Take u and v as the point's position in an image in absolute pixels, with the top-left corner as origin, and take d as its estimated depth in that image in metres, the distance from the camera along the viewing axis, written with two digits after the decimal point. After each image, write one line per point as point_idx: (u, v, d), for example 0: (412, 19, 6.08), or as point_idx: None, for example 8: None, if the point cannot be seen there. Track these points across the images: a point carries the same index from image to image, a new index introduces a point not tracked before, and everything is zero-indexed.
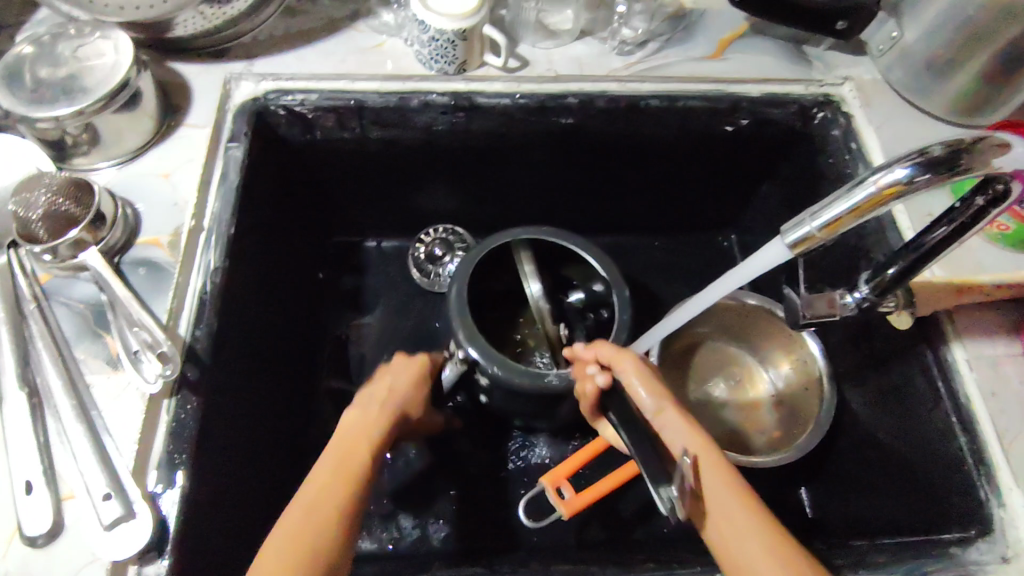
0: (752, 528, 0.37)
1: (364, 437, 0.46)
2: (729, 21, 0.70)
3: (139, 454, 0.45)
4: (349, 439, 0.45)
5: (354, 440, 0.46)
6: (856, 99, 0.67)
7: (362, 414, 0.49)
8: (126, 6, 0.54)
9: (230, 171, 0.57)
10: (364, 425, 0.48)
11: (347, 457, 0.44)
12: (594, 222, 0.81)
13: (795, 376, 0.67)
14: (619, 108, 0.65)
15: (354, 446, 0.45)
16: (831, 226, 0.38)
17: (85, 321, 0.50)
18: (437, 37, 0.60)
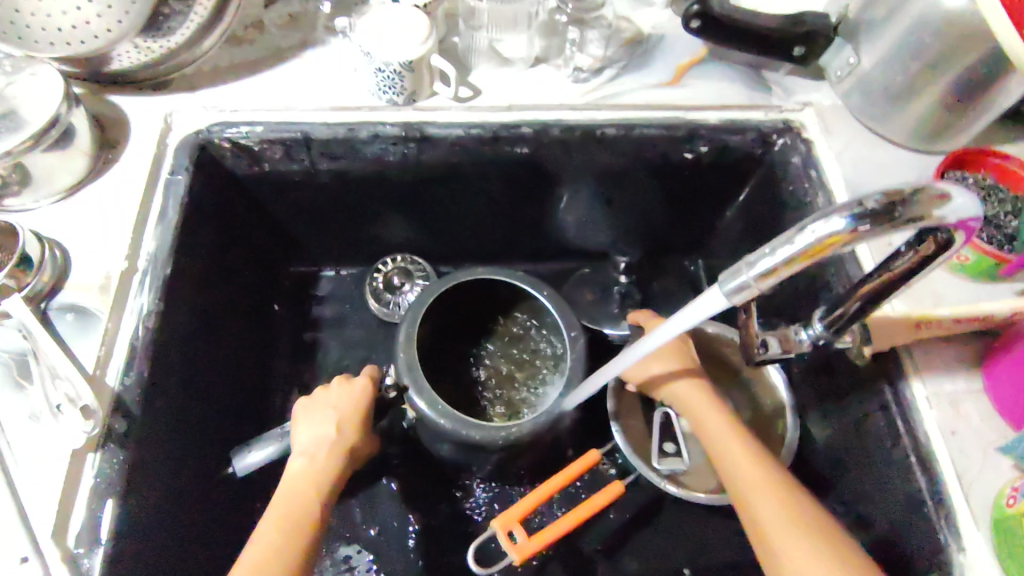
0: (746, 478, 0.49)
1: (309, 491, 0.51)
2: (687, 46, 0.69)
3: (59, 514, 0.43)
4: (293, 494, 0.51)
5: (298, 494, 0.51)
6: (817, 125, 0.66)
7: (310, 456, 0.54)
8: (57, 41, 0.53)
9: (169, 208, 0.55)
10: (310, 469, 0.53)
11: (288, 516, 0.49)
12: (558, 248, 0.80)
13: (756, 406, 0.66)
14: (574, 137, 0.64)
15: (298, 501, 0.50)
16: (767, 276, 0.36)
17: (9, 372, 0.48)
18: (383, 69, 0.58)
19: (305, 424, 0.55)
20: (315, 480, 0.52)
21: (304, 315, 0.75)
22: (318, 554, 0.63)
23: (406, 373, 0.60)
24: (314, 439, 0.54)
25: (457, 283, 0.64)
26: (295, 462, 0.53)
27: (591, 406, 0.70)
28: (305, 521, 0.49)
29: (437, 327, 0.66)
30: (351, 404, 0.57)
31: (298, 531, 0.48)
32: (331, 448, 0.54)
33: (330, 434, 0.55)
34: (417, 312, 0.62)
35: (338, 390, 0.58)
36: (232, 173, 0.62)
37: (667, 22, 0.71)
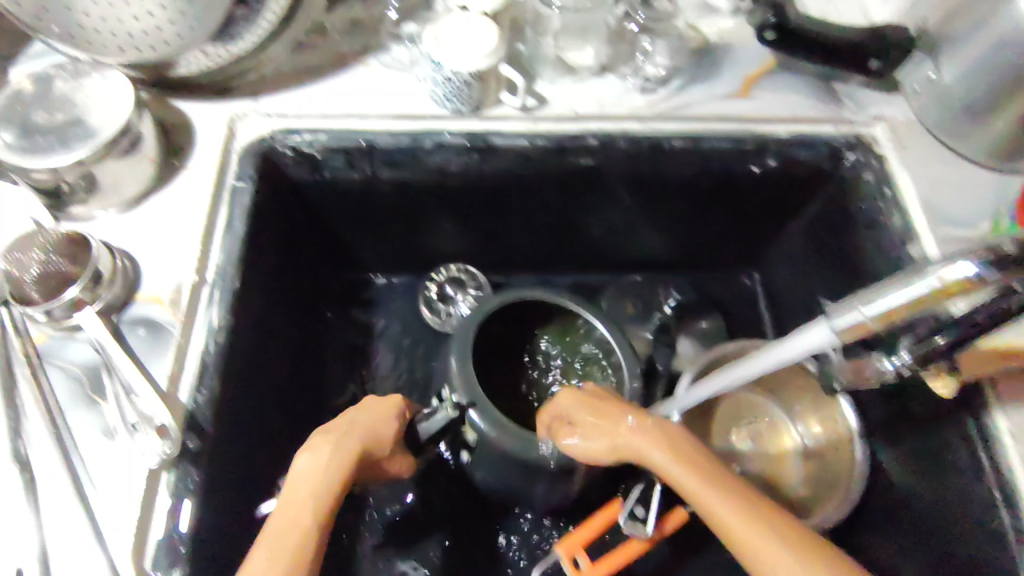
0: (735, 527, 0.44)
1: (313, 498, 0.46)
2: (757, 55, 0.67)
3: (136, 536, 0.43)
4: (293, 501, 0.46)
5: (297, 501, 0.46)
6: (889, 141, 0.64)
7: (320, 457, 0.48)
8: (126, 47, 0.51)
9: (235, 219, 0.54)
10: (314, 474, 0.47)
11: (288, 529, 0.44)
12: (611, 262, 0.78)
13: (824, 434, 0.65)
14: (641, 150, 0.62)
15: (300, 512, 0.45)
16: (886, 317, 0.35)
17: (80, 388, 0.47)
18: (452, 78, 0.57)
19: (322, 428, 0.51)
20: (318, 489, 0.47)
21: (355, 322, 0.74)
22: (375, 567, 0.63)
23: (464, 391, 0.56)
24: (325, 441, 0.49)
25: (501, 302, 0.61)
26: (300, 464, 0.48)
27: None
28: (301, 533, 0.44)
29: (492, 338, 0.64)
30: (380, 412, 0.53)
31: (294, 546, 0.43)
32: (343, 449, 0.49)
33: (347, 437, 0.50)
34: (467, 336, 0.59)
35: (368, 402, 0.54)
36: (292, 182, 0.60)
37: (735, 30, 0.69)
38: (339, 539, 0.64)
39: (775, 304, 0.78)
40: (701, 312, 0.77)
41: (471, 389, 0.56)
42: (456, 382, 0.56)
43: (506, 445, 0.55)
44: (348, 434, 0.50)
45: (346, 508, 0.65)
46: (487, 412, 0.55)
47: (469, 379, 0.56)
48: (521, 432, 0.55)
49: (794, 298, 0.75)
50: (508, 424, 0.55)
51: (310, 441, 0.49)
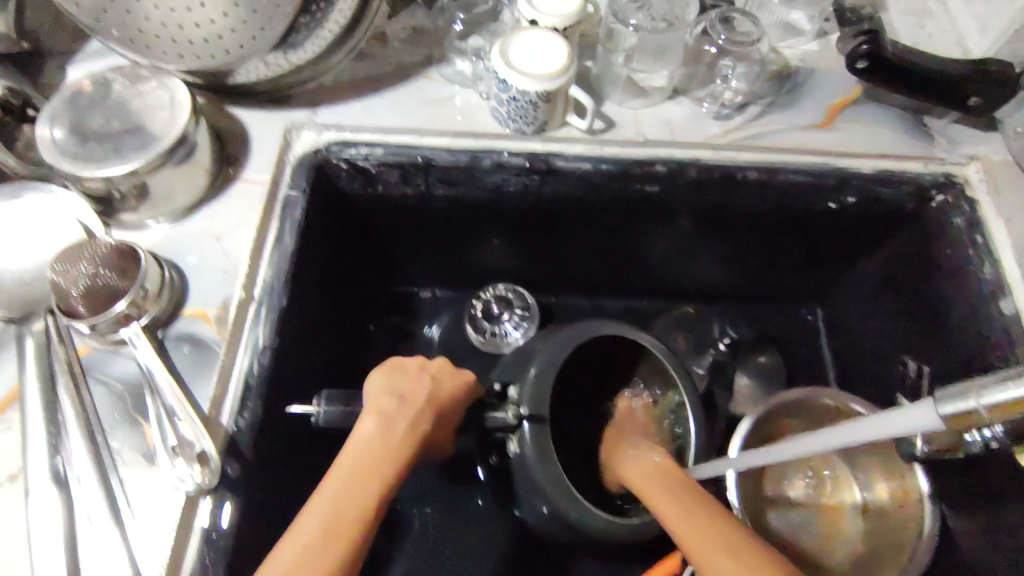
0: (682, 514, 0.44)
1: (372, 476, 0.41)
2: (840, 83, 0.63)
3: (170, 566, 0.41)
4: (354, 479, 0.40)
5: (355, 480, 0.40)
6: (984, 183, 0.59)
7: (384, 426, 0.44)
8: (186, 54, 0.49)
9: (286, 234, 0.52)
10: (382, 441, 0.43)
11: (344, 503, 0.39)
12: (666, 292, 0.74)
13: (887, 490, 0.60)
14: (712, 179, 0.58)
15: (359, 487, 0.40)
16: (998, 408, 0.32)
17: (123, 405, 0.46)
18: (518, 97, 0.54)
19: (391, 381, 0.47)
20: (385, 457, 0.42)
21: (398, 337, 0.72)
22: None
23: (531, 405, 0.54)
24: (398, 400, 0.46)
25: (584, 340, 0.58)
26: (366, 427, 0.44)
27: None
28: (355, 519, 0.38)
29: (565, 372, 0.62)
30: (454, 386, 0.51)
31: (346, 531, 0.38)
32: (418, 409, 0.47)
33: (420, 399, 0.47)
34: (549, 368, 0.57)
35: (443, 369, 0.50)
36: (343, 194, 0.58)
37: (817, 55, 0.64)
38: (369, 567, 0.61)
39: (839, 345, 0.73)
40: (760, 350, 0.72)
41: (537, 404, 0.55)
42: (526, 395, 0.55)
43: (538, 473, 0.53)
44: (421, 400, 0.47)
45: (379, 535, 0.62)
46: (538, 429, 0.54)
47: (540, 398, 0.55)
48: (556, 463, 0.53)
49: (861, 343, 0.69)
50: (549, 449, 0.54)
51: (381, 396, 0.46)
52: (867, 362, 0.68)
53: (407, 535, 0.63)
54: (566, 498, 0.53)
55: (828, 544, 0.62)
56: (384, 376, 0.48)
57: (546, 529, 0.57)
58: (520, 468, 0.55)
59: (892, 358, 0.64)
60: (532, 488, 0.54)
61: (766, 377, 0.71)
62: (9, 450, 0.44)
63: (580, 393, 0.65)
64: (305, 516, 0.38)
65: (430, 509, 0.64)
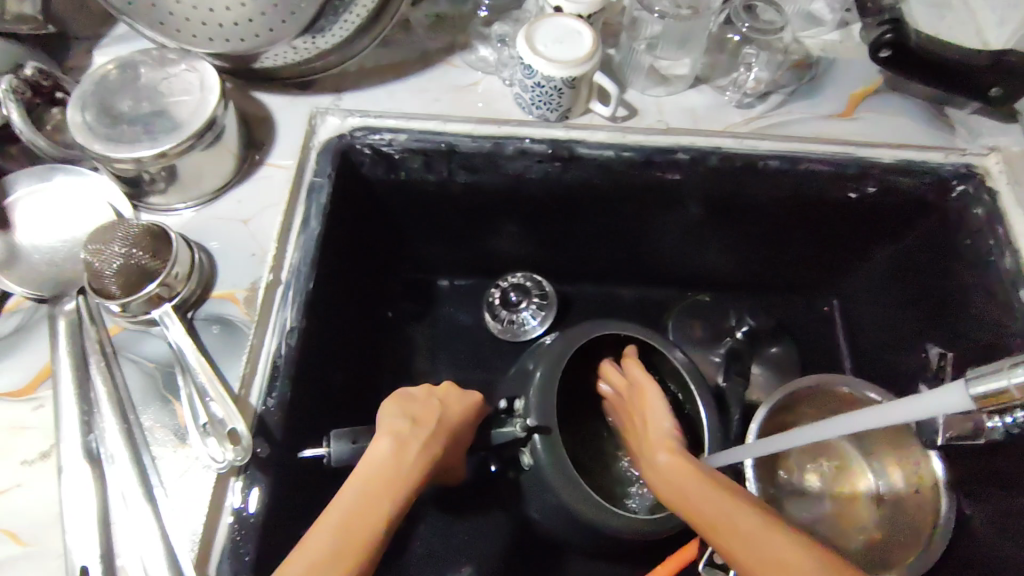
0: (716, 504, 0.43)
1: (383, 495, 0.40)
2: (862, 73, 0.63)
3: (203, 540, 0.42)
4: (362, 502, 0.39)
5: (368, 498, 0.40)
6: (1004, 174, 0.59)
7: (397, 450, 0.43)
8: (215, 38, 0.50)
9: (312, 218, 0.52)
10: (392, 464, 0.42)
11: (355, 522, 0.38)
12: (682, 281, 0.74)
13: (903, 478, 0.61)
14: (733, 168, 0.58)
15: (370, 505, 0.39)
16: None
17: (154, 384, 0.47)
18: (543, 84, 0.54)
19: (405, 406, 0.46)
20: (397, 481, 0.41)
21: (416, 322, 0.72)
22: None
23: (538, 415, 0.54)
24: (411, 422, 0.45)
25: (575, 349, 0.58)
26: (380, 447, 0.43)
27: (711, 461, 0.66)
28: (363, 542, 0.38)
29: (576, 366, 0.61)
30: (463, 409, 0.50)
31: (354, 552, 0.37)
32: (431, 432, 0.46)
33: (431, 424, 0.46)
34: (552, 375, 0.56)
35: (451, 392, 0.49)
36: (368, 181, 0.58)
37: (839, 45, 0.65)
38: (388, 551, 0.61)
39: (855, 336, 0.73)
40: (775, 340, 0.72)
41: (545, 416, 0.54)
42: (533, 406, 0.54)
43: (551, 476, 0.53)
44: (435, 422, 0.46)
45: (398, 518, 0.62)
46: (549, 441, 0.53)
47: (546, 407, 0.54)
48: (571, 468, 0.53)
49: (877, 334, 0.69)
50: (562, 456, 0.53)
51: (392, 418, 0.45)
52: (883, 353, 0.68)
53: (426, 518, 0.63)
54: (586, 494, 0.52)
55: (845, 531, 0.62)
56: (396, 403, 0.47)
57: (559, 528, 0.56)
58: (535, 476, 0.54)
59: (912, 349, 0.64)
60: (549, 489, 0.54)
61: (782, 368, 0.71)
62: (42, 426, 0.45)
63: (595, 389, 0.65)
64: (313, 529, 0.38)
65: (451, 494, 0.64)
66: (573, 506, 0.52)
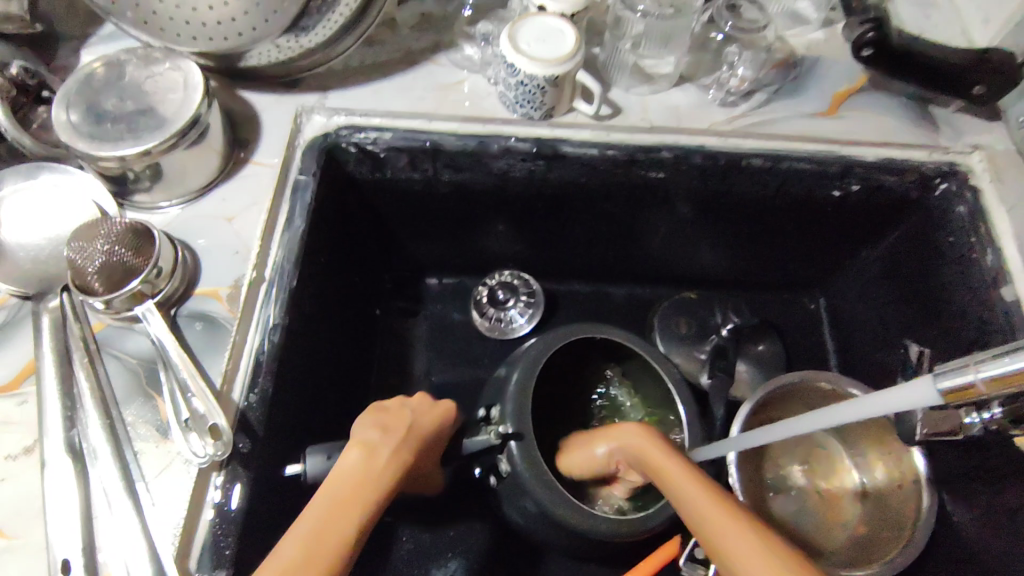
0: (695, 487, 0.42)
1: (354, 503, 0.40)
2: (846, 72, 0.64)
3: (183, 536, 0.42)
4: (333, 509, 0.39)
5: (337, 509, 0.39)
6: (987, 171, 0.59)
7: (366, 459, 0.43)
8: (199, 36, 0.50)
9: (296, 216, 0.52)
10: (361, 474, 0.42)
11: (325, 530, 0.38)
12: (669, 278, 0.75)
13: (886, 472, 0.61)
14: (717, 166, 0.58)
15: (338, 515, 0.39)
16: (996, 381, 0.32)
17: (137, 380, 0.47)
18: (526, 82, 0.54)
19: (375, 417, 0.47)
20: (366, 489, 0.41)
21: (405, 320, 0.72)
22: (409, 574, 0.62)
23: (513, 422, 0.54)
24: (381, 430, 0.46)
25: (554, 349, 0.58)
26: (349, 459, 0.43)
27: None
28: (333, 551, 0.37)
29: (560, 364, 0.61)
30: (434, 418, 0.50)
31: (323, 559, 0.36)
32: (401, 439, 0.46)
33: (401, 431, 0.46)
34: (528, 376, 0.57)
35: (423, 403, 0.50)
36: (354, 179, 0.59)
37: (823, 44, 0.65)
38: (375, 547, 0.62)
39: (842, 335, 0.73)
40: (761, 338, 0.73)
41: (519, 422, 0.54)
42: (508, 413, 0.55)
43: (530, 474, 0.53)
44: (406, 430, 0.47)
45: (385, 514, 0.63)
46: (525, 447, 0.53)
47: (521, 413, 0.54)
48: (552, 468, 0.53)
49: (863, 333, 0.70)
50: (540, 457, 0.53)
51: (364, 430, 0.45)
52: (868, 351, 0.69)
53: (415, 514, 0.64)
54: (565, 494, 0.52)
55: (830, 527, 0.63)
56: (369, 415, 0.47)
57: (539, 529, 0.56)
58: (515, 481, 0.54)
59: (896, 346, 0.64)
60: (526, 494, 0.54)
61: (768, 365, 0.71)
62: (25, 422, 0.45)
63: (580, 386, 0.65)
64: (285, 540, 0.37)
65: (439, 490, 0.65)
66: (552, 505, 0.52)
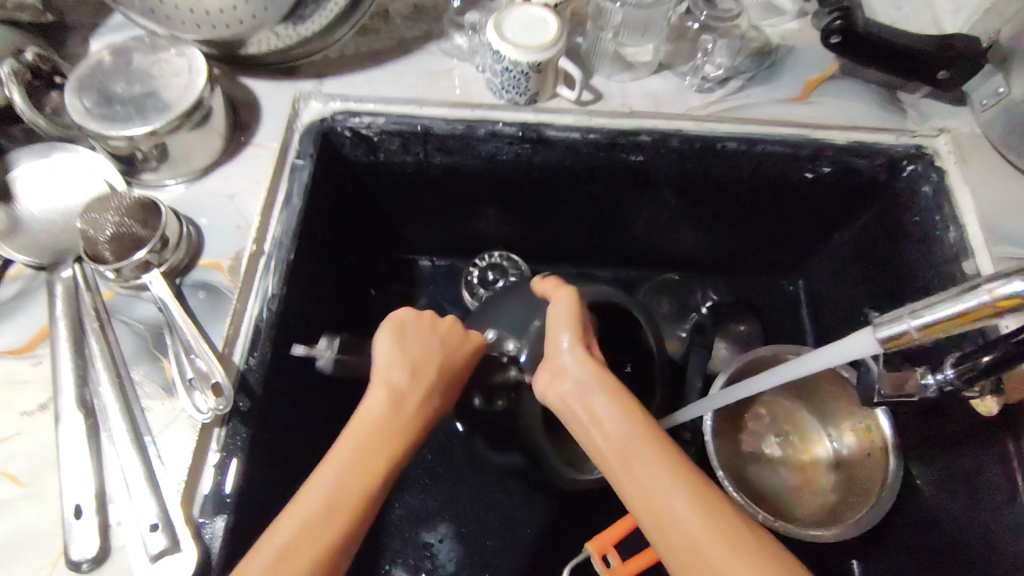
0: (653, 458, 0.38)
1: (385, 449, 0.41)
2: (819, 60, 0.67)
3: (188, 486, 0.45)
4: (360, 457, 0.40)
5: (364, 453, 0.40)
6: (952, 153, 0.62)
7: (391, 402, 0.44)
8: (202, 25, 0.53)
9: (293, 194, 0.56)
10: (384, 418, 0.42)
11: (349, 480, 0.39)
12: (653, 260, 0.78)
13: (856, 440, 0.65)
14: (694, 149, 0.61)
15: (362, 466, 0.40)
16: (928, 329, 0.36)
17: (144, 343, 0.50)
18: (511, 68, 0.57)
19: (403, 348, 0.47)
20: (394, 437, 0.42)
21: (398, 300, 0.75)
22: (401, 538, 0.65)
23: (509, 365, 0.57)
24: (410, 372, 0.46)
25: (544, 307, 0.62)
26: (375, 402, 0.43)
27: None
28: (357, 498, 0.39)
29: None
30: (462, 355, 0.50)
31: (347, 513, 0.38)
32: (429, 376, 0.46)
33: (432, 367, 0.47)
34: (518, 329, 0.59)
35: (454, 332, 0.50)
36: (349, 162, 0.62)
37: (797, 34, 0.68)
38: None
39: (819, 314, 0.76)
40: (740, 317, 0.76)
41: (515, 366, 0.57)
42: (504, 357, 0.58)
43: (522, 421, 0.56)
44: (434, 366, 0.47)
45: None
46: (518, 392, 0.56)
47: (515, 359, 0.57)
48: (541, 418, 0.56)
49: (838, 312, 0.72)
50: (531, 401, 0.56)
51: (393, 368, 0.46)
52: (842, 329, 0.71)
53: (407, 482, 0.67)
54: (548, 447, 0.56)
55: (805, 495, 0.66)
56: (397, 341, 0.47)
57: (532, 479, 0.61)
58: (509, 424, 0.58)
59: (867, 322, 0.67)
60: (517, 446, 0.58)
61: (747, 342, 0.74)
62: (40, 381, 0.48)
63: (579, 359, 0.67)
64: (309, 486, 0.39)
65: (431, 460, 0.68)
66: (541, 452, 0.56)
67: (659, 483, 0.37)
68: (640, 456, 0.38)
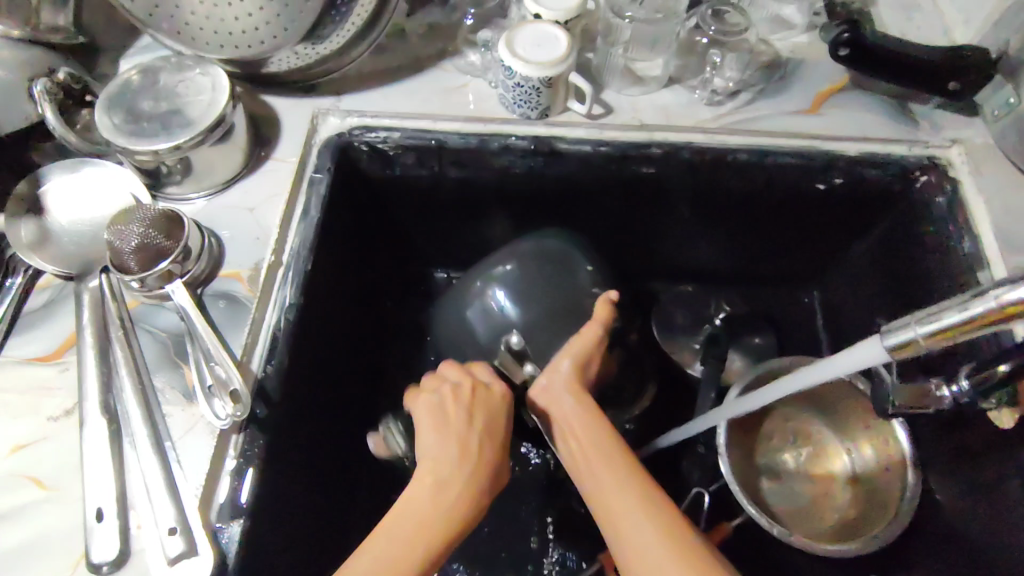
0: (622, 487, 0.45)
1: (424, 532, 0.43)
2: (829, 72, 0.67)
3: (206, 491, 0.46)
4: (401, 537, 0.43)
5: (413, 540, 0.43)
6: (965, 163, 0.62)
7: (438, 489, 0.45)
8: (226, 45, 0.56)
9: (311, 208, 0.57)
10: (432, 507, 0.44)
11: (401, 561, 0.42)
12: (666, 272, 0.78)
13: (874, 455, 0.64)
14: (704, 161, 0.62)
15: (409, 544, 0.43)
16: (935, 337, 0.35)
17: (165, 351, 0.52)
18: (522, 83, 0.59)
19: (439, 428, 0.49)
20: (435, 525, 0.44)
21: (413, 311, 0.77)
22: None
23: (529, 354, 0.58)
24: (456, 454, 0.47)
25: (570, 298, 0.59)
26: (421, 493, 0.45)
27: (691, 441, 0.69)
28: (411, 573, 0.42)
29: None
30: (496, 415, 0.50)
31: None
32: (475, 462, 0.47)
33: (472, 444, 0.48)
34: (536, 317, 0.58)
35: (478, 395, 0.51)
36: (366, 176, 0.63)
37: (807, 47, 0.69)
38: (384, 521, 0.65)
39: (835, 326, 0.76)
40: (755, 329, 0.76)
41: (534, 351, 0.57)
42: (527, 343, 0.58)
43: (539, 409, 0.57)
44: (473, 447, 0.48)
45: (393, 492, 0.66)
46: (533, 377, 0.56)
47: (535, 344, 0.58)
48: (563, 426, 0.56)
49: (853, 323, 0.72)
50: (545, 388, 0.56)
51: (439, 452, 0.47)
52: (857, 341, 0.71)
53: None
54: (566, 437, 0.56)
55: (821, 509, 0.65)
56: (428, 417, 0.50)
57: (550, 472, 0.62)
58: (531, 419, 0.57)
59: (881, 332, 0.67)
60: None
61: (761, 353, 0.74)
62: (66, 388, 0.50)
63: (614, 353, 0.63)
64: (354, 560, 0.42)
65: None
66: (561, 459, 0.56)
67: (636, 532, 0.42)
68: (620, 503, 0.44)
